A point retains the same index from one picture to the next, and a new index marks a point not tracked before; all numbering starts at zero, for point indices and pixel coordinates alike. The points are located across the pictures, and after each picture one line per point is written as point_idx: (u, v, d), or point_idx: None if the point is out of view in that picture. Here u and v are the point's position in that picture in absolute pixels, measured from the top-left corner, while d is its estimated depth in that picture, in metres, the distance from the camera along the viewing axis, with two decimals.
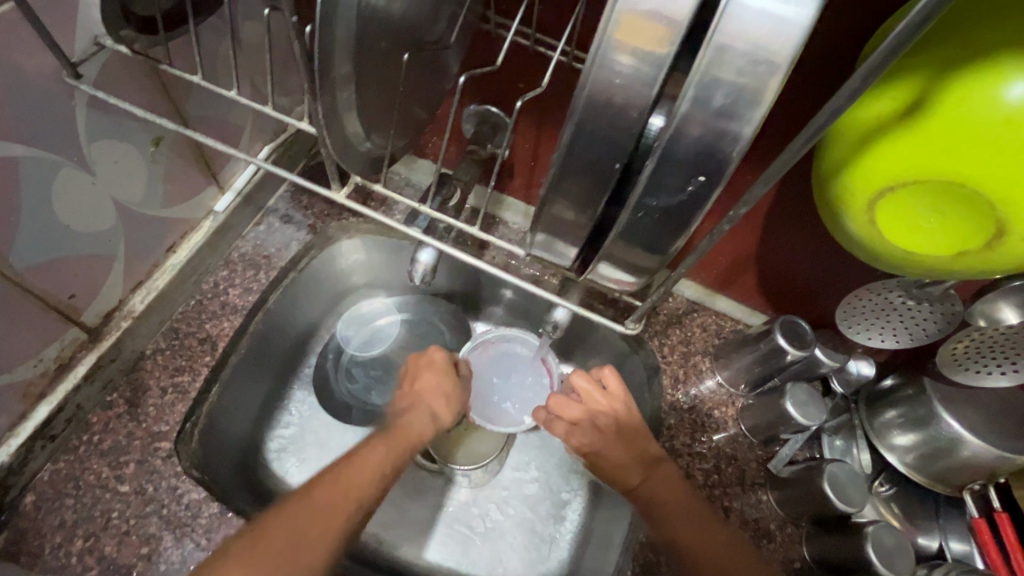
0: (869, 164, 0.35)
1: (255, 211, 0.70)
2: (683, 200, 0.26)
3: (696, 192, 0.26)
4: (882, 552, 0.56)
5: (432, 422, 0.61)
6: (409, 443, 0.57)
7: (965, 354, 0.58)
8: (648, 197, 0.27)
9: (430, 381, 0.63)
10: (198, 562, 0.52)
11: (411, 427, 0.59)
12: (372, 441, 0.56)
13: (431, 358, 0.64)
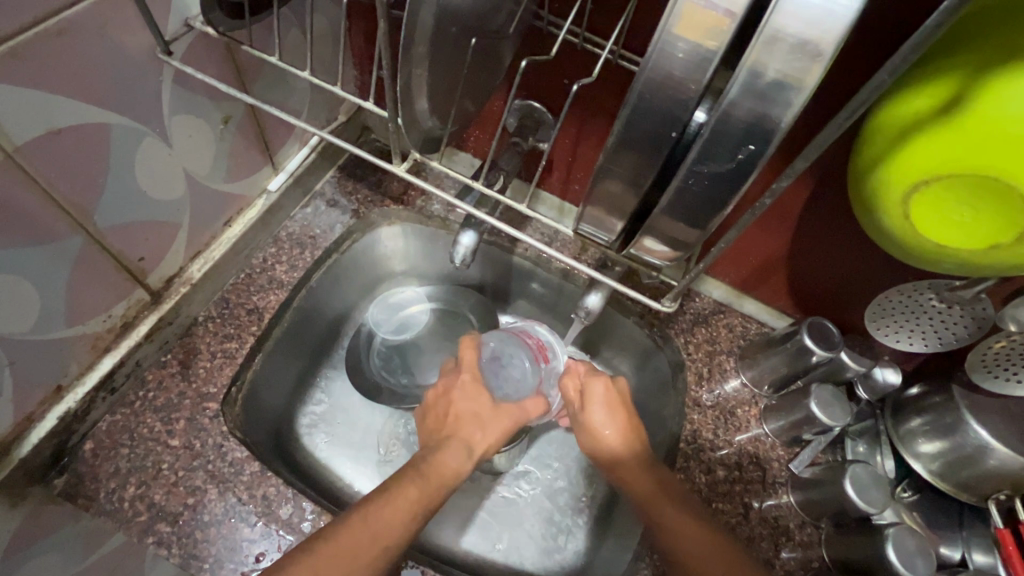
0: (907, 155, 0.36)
1: (303, 194, 0.75)
2: (732, 168, 0.28)
3: (744, 161, 0.28)
4: (902, 554, 0.56)
5: (464, 451, 0.57)
6: (446, 482, 0.54)
7: (994, 360, 0.58)
8: (699, 164, 0.29)
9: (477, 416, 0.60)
10: (241, 516, 0.55)
11: (445, 463, 0.55)
12: (405, 480, 0.52)
13: (453, 396, 0.62)
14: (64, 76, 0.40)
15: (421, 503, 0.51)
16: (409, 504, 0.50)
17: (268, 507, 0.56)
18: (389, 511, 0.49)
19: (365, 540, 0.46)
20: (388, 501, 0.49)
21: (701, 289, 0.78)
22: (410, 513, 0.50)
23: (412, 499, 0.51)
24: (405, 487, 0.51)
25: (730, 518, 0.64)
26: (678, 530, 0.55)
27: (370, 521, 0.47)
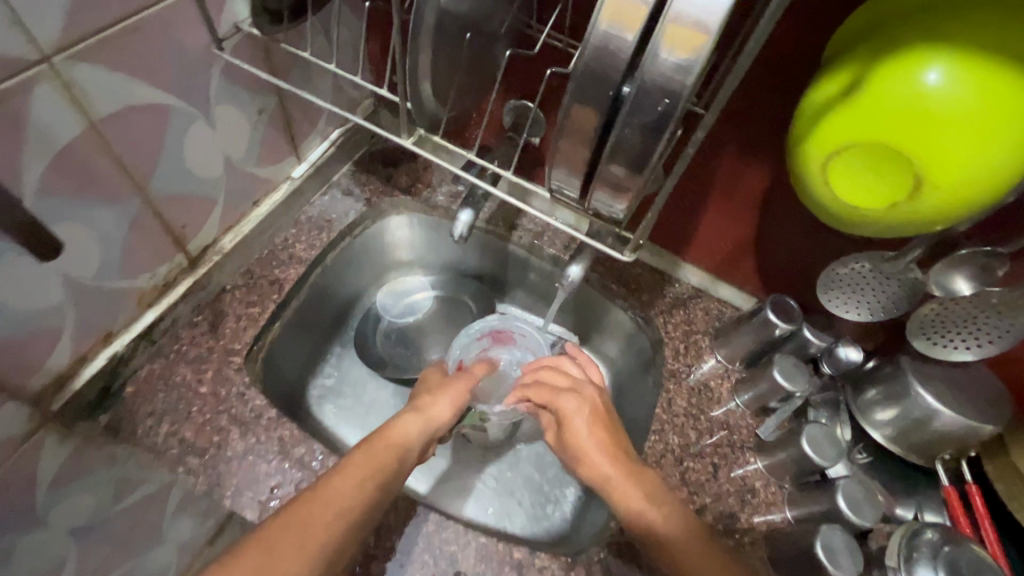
0: (833, 119, 0.43)
1: (322, 183, 0.85)
2: (656, 119, 0.36)
3: (664, 112, 0.35)
4: (851, 502, 0.62)
5: (421, 421, 0.63)
6: (392, 449, 0.59)
7: (931, 325, 0.60)
8: (631, 117, 0.36)
9: (432, 389, 0.68)
10: (259, 454, 0.63)
11: (395, 429, 0.60)
12: (355, 452, 0.56)
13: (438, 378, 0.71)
14: (138, 62, 0.49)
15: (369, 474, 0.55)
16: (356, 479, 0.54)
17: (283, 447, 0.63)
18: (335, 486, 0.52)
19: (317, 509, 0.50)
20: (337, 471, 0.54)
21: (680, 276, 0.86)
22: (358, 486, 0.53)
23: (359, 473, 0.54)
24: (352, 462, 0.55)
25: (700, 476, 0.70)
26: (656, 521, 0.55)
27: (322, 499, 0.51)
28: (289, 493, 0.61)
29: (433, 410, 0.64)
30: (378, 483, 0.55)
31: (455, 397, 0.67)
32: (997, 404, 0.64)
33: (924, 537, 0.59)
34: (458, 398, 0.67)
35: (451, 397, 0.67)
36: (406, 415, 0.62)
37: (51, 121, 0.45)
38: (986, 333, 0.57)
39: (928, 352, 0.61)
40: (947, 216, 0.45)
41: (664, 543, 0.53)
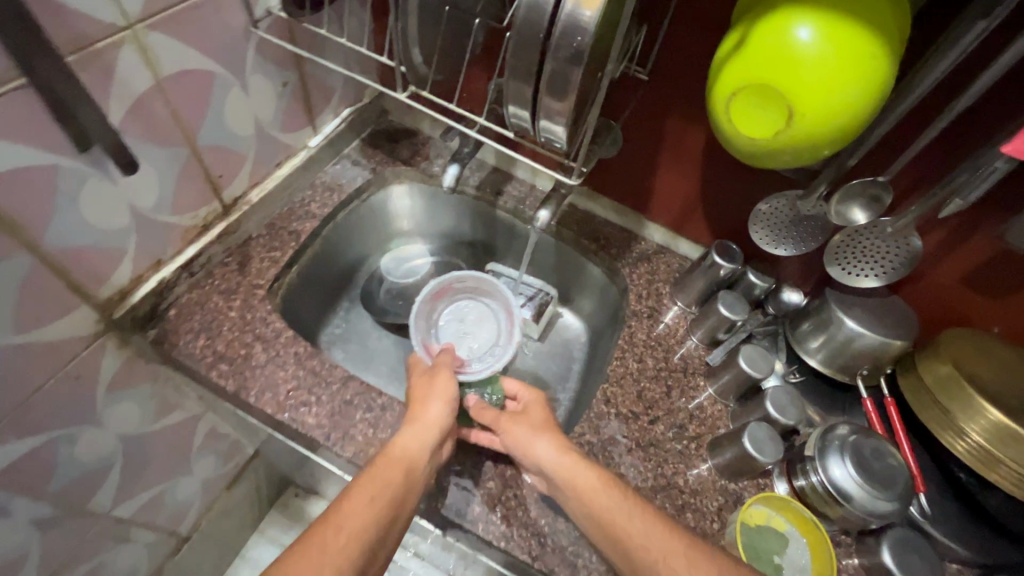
0: (729, 66, 0.56)
1: (334, 154, 0.99)
2: (574, 54, 0.49)
3: (579, 47, 0.48)
4: (777, 405, 0.73)
5: (421, 433, 0.66)
6: (401, 465, 0.62)
7: (845, 255, 0.71)
8: (557, 52, 0.49)
9: (428, 396, 0.70)
10: (279, 363, 0.75)
11: (398, 446, 0.64)
12: (365, 475, 0.60)
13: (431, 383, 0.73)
14: (194, 34, 0.63)
15: (381, 492, 0.59)
16: (368, 499, 0.58)
17: (298, 359, 0.76)
18: (348, 507, 0.56)
19: (336, 533, 0.54)
20: (350, 494, 0.58)
21: (645, 234, 0.97)
22: (370, 507, 0.57)
23: (368, 490, 0.59)
24: (361, 485, 0.59)
25: (655, 396, 0.81)
26: (628, 524, 0.58)
27: (343, 522, 0.55)
28: (302, 394, 0.73)
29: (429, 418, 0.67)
30: (389, 496, 0.59)
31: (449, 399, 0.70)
32: (903, 325, 0.75)
33: (837, 431, 0.70)
34: (450, 396, 0.70)
35: (443, 399, 0.70)
36: (405, 430, 0.65)
37: (131, 75, 0.58)
38: (888, 263, 0.70)
39: (842, 279, 0.72)
40: (832, 139, 0.56)
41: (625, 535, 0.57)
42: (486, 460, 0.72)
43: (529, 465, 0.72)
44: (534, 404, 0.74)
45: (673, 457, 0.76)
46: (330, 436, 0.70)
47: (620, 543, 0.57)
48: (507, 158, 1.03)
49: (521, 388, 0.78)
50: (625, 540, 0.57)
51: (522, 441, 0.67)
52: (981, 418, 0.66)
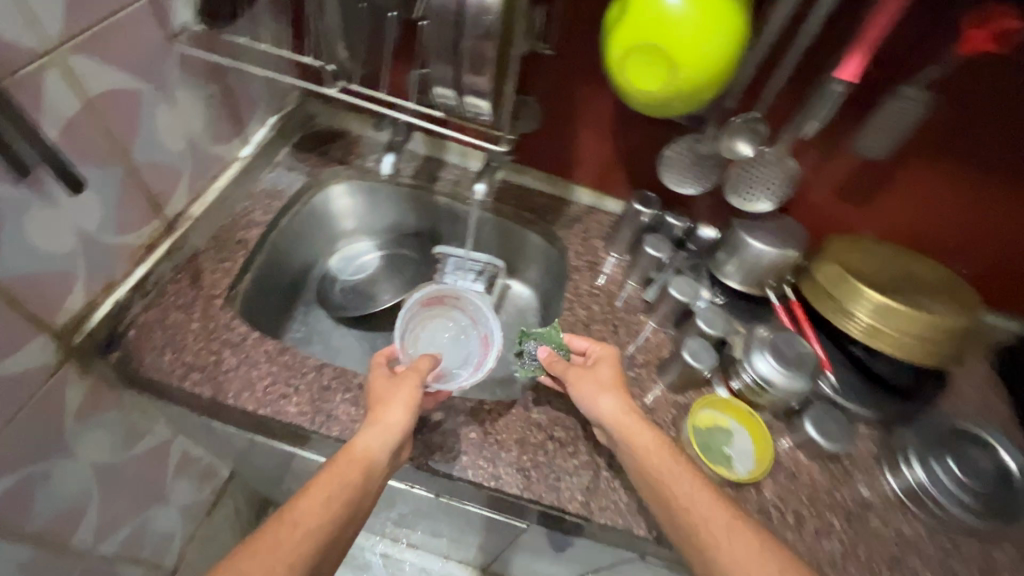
0: (616, 33, 0.66)
1: (267, 162, 1.01)
2: (485, 31, 0.56)
3: (489, 24, 0.55)
4: (708, 320, 0.84)
5: (381, 432, 0.67)
6: (360, 464, 0.64)
7: (740, 186, 0.84)
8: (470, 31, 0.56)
9: (387, 392, 0.71)
10: (251, 363, 0.78)
11: (358, 446, 0.65)
12: (322, 474, 0.62)
13: (395, 383, 0.73)
14: (117, 53, 0.65)
15: (337, 491, 0.61)
16: (322, 499, 0.59)
17: (269, 356, 0.79)
18: (304, 506, 0.59)
19: (287, 534, 0.56)
20: (304, 495, 0.59)
21: (574, 198, 1.07)
22: (324, 506, 0.59)
23: (327, 489, 0.61)
24: (320, 482, 0.61)
25: (605, 336, 0.91)
26: (678, 489, 0.63)
27: (296, 521, 0.57)
28: (280, 387, 0.76)
29: (390, 416, 0.68)
30: (347, 497, 0.61)
31: (410, 394, 0.71)
32: (797, 238, 0.88)
33: (759, 334, 0.81)
34: (412, 398, 0.70)
35: (406, 393, 0.71)
36: (365, 431, 0.66)
37: (60, 98, 0.60)
38: (776, 188, 0.83)
39: (741, 206, 0.85)
40: (707, 88, 0.67)
41: (681, 503, 0.62)
42: (464, 415, 0.78)
43: (503, 413, 0.80)
44: (602, 361, 0.77)
45: (628, 383, 0.86)
46: (314, 420, 0.74)
47: (657, 486, 0.65)
48: (437, 146, 1.09)
49: (592, 344, 0.81)
50: (665, 487, 0.64)
51: (589, 395, 0.73)
52: (864, 301, 0.80)
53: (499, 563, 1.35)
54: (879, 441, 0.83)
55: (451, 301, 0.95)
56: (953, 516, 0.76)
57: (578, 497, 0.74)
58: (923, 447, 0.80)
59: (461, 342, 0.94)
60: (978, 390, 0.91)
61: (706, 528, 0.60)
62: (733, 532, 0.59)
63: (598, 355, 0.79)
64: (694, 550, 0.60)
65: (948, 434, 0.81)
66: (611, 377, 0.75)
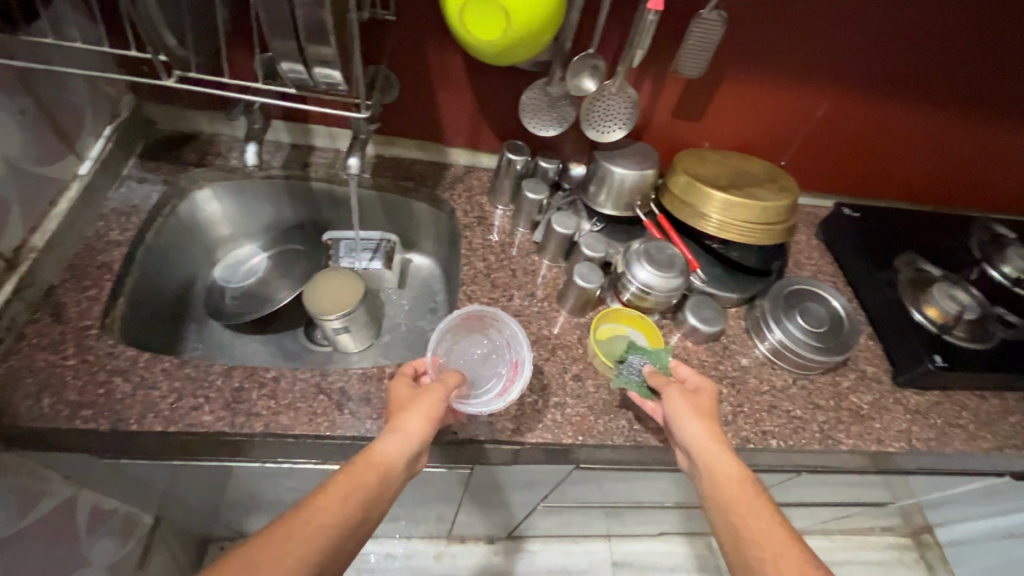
0: None
1: (113, 178, 0.93)
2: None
3: None
4: (590, 245, 0.93)
5: (399, 440, 0.66)
6: (377, 469, 0.63)
7: (594, 120, 0.93)
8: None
9: (403, 404, 0.70)
10: (149, 385, 0.74)
11: (379, 451, 0.65)
12: (339, 474, 0.62)
13: (416, 399, 0.71)
14: None
15: (351, 494, 0.60)
16: (337, 502, 0.59)
17: (168, 373, 0.75)
18: (320, 502, 0.58)
19: (300, 530, 0.56)
20: (317, 495, 0.59)
21: (451, 161, 1.10)
22: (340, 509, 0.58)
23: (342, 490, 0.60)
24: (336, 481, 0.61)
25: (505, 280, 0.97)
26: (741, 496, 0.65)
27: (309, 521, 0.57)
28: (188, 400, 0.73)
29: (408, 425, 0.67)
30: (361, 498, 0.61)
31: (432, 408, 0.70)
32: (650, 158, 0.99)
33: (634, 248, 0.92)
34: (430, 409, 0.70)
35: (424, 406, 0.70)
36: (385, 437, 0.66)
37: None
38: (623, 117, 0.93)
39: (597, 138, 0.94)
40: (545, 28, 0.74)
41: (731, 507, 0.65)
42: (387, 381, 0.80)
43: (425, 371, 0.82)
44: (702, 393, 0.77)
45: (534, 317, 0.93)
46: (233, 423, 0.72)
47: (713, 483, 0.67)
48: (301, 132, 1.06)
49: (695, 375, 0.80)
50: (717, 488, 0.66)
51: (676, 416, 0.73)
52: (710, 201, 0.94)
53: (461, 525, 1.41)
54: (746, 316, 0.98)
55: (490, 318, 0.87)
56: (812, 360, 0.91)
57: (509, 426, 0.80)
58: (777, 309, 0.94)
59: (491, 362, 0.86)
60: (809, 258, 1.10)
61: (740, 509, 0.64)
62: (771, 523, 0.62)
63: (699, 386, 0.78)
64: (734, 543, 0.63)
65: (793, 296, 0.96)
66: (703, 407, 0.75)
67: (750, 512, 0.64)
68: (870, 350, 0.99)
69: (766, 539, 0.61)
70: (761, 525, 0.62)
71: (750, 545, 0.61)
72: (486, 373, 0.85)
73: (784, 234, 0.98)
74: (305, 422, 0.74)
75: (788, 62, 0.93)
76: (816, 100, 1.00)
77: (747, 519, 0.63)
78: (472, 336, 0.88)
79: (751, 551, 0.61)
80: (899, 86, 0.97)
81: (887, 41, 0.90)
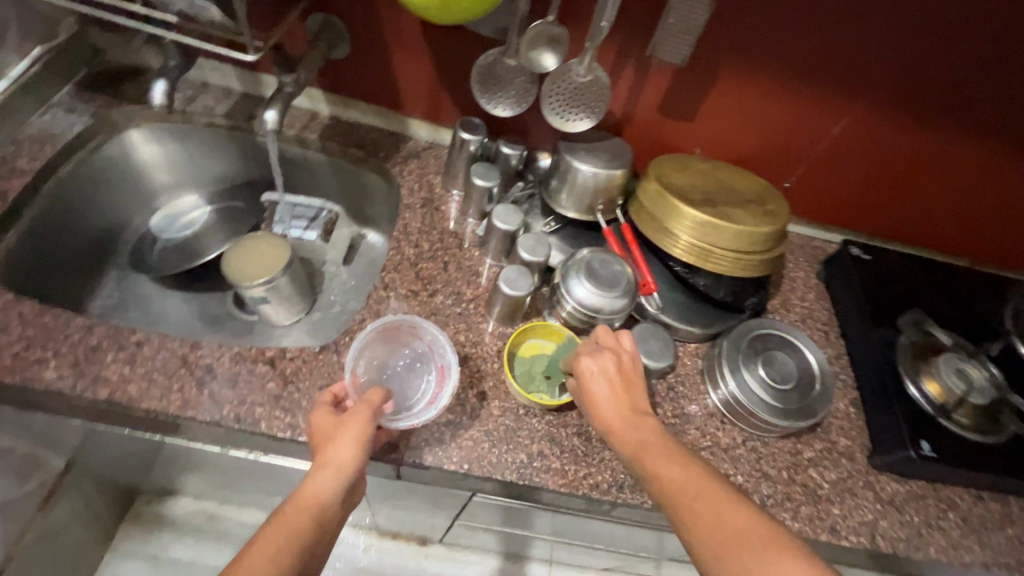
0: None
1: (38, 104, 0.88)
2: None
3: None
4: (528, 247, 0.80)
5: (331, 473, 0.57)
6: (308, 511, 0.54)
7: (556, 104, 0.80)
8: None
9: (330, 432, 0.60)
10: (0, 327, 0.67)
11: (308, 489, 0.55)
12: (266, 525, 0.52)
13: (343, 423, 0.61)
14: None
15: (286, 544, 0.51)
16: (269, 554, 0.50)
17: (24, 318, 0.69)
18: (248, 559, 0.49)
19: None
20: (243, 554, 0.50)
21: (410, 133, 1.00)
22: (277, 562, 0.50)
23: (273, 541, 0.51)
24: (264, 535, 0.51)
25: (435, 273, 0.86)
26: (675, 480, 0.54)
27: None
28: (36, 350, 0.67)
29: (338, 454, 0.58)
30: (298, 545, 0.52)
31: (365, 429, 0.60)
32: (620, 157, 0.85)
33: (578, 257, 0.79)
34: (364, 434, 0.60)
35: (355, 428, 0.60)
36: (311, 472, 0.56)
37: None
38: (591, 106, 0.80)
39: (558, 125, 0.81)
40: None
41: (672, 496, 0.53)
42: (263, 365, 0.71)
43: (309, 360, 0.72)
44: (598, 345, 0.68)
45: (454, 319, 0.82)
46: (77, 384, 0.66)
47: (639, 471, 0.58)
48: (251, 80, 0.96)
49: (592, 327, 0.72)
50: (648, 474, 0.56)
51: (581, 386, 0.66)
52: (682, 217, 0.80)
53: (392, 522, 1.32)
54: (703, 355, 0.84)
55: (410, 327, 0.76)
56: (767, 423, 0.76)
57: (387, 439, 0.70)
58: (739, 356, 0.79)
59: (418, 372, 0.75)
60: (800, 299, 0.94)
61: (680, 495, 0.53)
62: (712, 493, 0.52)
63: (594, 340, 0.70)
64: (692, 545, 0.51)
65: (757, 343, 0.81)
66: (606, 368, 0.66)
67: (687, 493, 0.53)
68: (847, 420, 0.83)
69: (720, 525, 0.50)
70: (706, 506, 0.51)
71: (705, 538, 0.50)
72: (412, 385, 0.74)
73: (765, 267, 0.83)
74: (155, 396, 0.67)
75: (805, 61, 0.77)
76: (834, 113, 0.83)
77: (690, 504, 0.52)
78: (394, 347, 0.76)
79: (713, 561, 0.49)
80: (942, 113, 0.80)
81: (934, 52, 0.73)
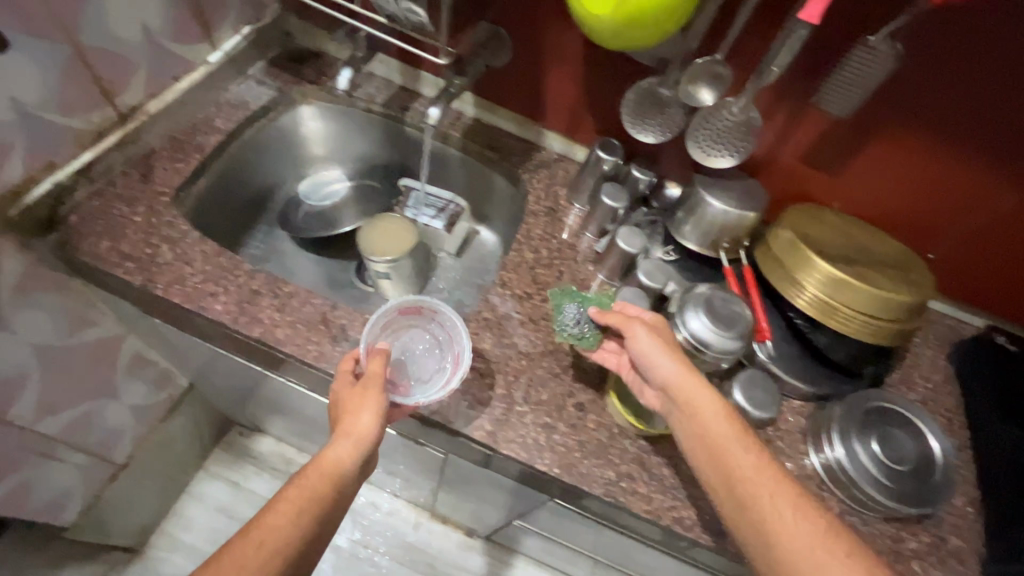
0: None
1: (238, 74, 1.01)
2: None
3: None
4: (649, 275, 0.83)
5: (350, 444, 0.63)
6: (326, 479, 0.60)
7: (701, 138, 0.78)
8: None
9: (353, 402, 0.65)
10: (185, 260, 0.79)
11: (327, 457, 0.61)
12: (286, 488, 0.60)
13: (364, 398, 0.66)
14: None
15: (304, 508, 0.58)
16: (286, 517, 0.57)
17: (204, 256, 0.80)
18: (269, 520, 0.57)
19: (251, 551, 0.54)
20: (263, 516, 0.57)
21: (545, 144, 1.03)
22: (294, 522, 0.57)
23: (293, 506, 0.58)
24: (286, 496, 0.59)
25: (549, 280, 0.89)
26: (736, 457, 0.61)
27: (267, 535, 0.56)
28: (210, 285, 0.78)
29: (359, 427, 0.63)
30: (314, 511, 0.59)
31: (381, 404, 0.65)
32: (757, 198, 0.84)
33: (697, 289, 0.79)
34: (379, 409, 0.65)
35: (372, 402, 0.65)
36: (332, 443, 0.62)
37: None
38: (738, 144, 0.78)
39: (700, 158, 0.78)
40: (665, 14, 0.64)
41: (736, 475, 0.60)
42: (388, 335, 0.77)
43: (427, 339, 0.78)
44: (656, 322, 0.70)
45: None
46: (236, 320, 0.76)
47: (722, 467, 0.61)
48: (412, 75, 1.05)
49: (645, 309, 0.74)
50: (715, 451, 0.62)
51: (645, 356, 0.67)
52: (813, 269, 0.78)
53: (447, 506, 1.36)
54: (809, 416, 0.81)
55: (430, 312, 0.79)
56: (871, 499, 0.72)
57: (485, 427, 0.74)
58: (854, 425, 0.76)
59: (433, 357, 0.78)
60: (926, 378, 0.88)
61: (746, 478, 0.60)
62: (776, 486, 0.59)
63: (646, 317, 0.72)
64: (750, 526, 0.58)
65: (876, 415, 0.77)
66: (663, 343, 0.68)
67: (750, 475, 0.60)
68: (963, 519, 0.76)
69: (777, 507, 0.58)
70: (767, 490, 0.59)
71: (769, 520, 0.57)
72: (424, 368, 0.77)
73: (894, 336, 0.78)
74: (297, 342, 0.75)
75: (986, 131, 0.73)
76: (1007, 187, 0.77)
77: (751, 487, 0.59)
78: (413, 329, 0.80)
79: (762, 530, 0.58)
80: None
81: None
